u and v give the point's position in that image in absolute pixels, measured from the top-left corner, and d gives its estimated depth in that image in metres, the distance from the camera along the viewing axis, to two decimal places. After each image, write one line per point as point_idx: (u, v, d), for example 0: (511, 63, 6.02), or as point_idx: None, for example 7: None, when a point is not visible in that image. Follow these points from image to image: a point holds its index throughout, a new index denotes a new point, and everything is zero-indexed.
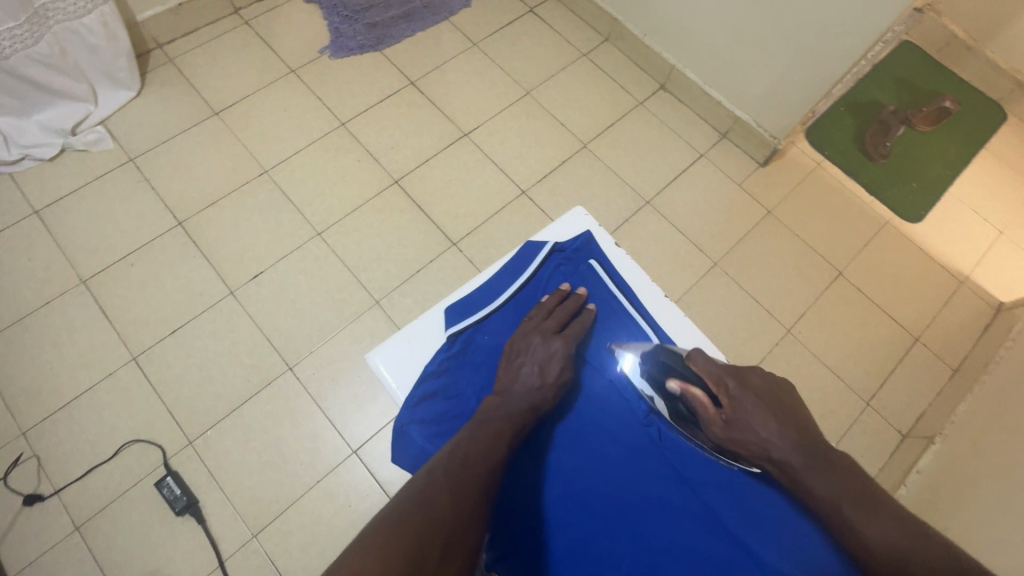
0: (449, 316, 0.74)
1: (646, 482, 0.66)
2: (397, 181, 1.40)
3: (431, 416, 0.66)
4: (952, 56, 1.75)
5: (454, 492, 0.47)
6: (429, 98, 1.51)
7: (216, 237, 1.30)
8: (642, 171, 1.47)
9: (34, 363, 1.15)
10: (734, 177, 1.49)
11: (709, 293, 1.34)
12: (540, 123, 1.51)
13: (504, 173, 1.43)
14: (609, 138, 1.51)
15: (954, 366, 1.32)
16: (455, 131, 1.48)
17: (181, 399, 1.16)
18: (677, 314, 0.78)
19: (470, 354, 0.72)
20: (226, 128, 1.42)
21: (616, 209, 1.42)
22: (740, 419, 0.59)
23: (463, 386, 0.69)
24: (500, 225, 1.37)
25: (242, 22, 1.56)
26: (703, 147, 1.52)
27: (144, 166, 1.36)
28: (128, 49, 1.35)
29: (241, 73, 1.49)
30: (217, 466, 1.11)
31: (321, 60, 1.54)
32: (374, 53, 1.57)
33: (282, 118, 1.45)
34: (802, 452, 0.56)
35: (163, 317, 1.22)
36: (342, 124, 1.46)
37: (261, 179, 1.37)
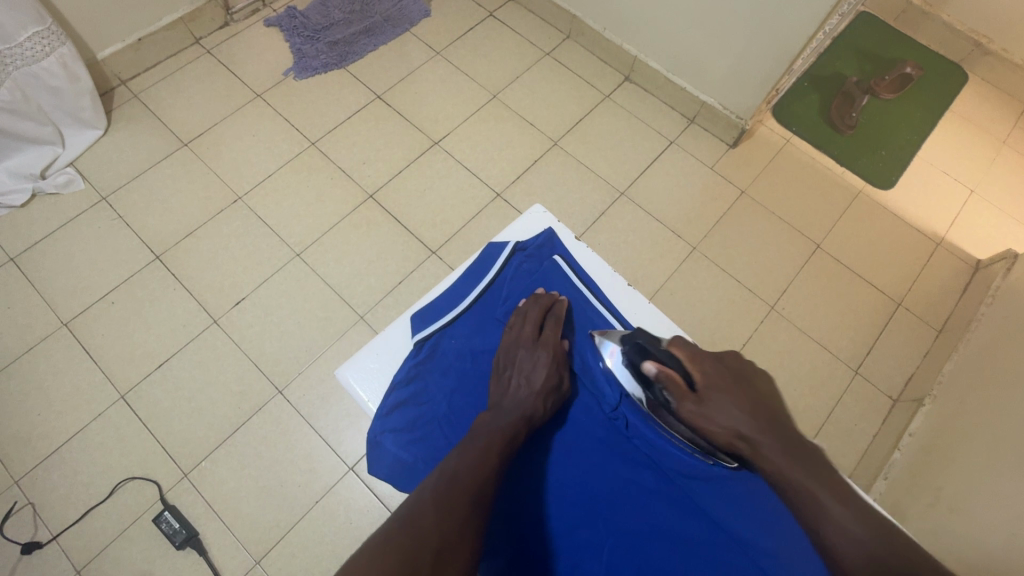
0: (415, 324, 0.75)
1: (624, 471, 0.64)
2: (372, 196, 1.40)
3: (403, 422, 0.67)
4: (910, 22, 1.77)
5: (443, 510, 0.47)
6: (396, 110, 1.52)
7: (195, 267, 1.30)
8: (615, 163, 1.48)
9: (21, 410, 1.15)
10: (706, 161, 1.50)
11: (690, 278, 1.35)
12: (509, 125, 1.52)
13: (478, 177, 1.44)
14: (579, 133, 1.52)
15: (938, 328, 1.33)
16: (426, 140, 1.48)
17: (174, 433, 1.15)
18: (642, 302, 0.80)
19: (438, 359, 0.71)
20: (197, 158, 1.42)
21: (592, 202, 1.43)
22: (713, 400, 0.59)
23: (432, 392, 0.69)
24: (477, 229, 1.38)
25: (204, 51, 1.56)
26: (673, 134, 1.53)
27: (117, 203, 1.36)
28: (91, 88, 1.35)
29: (207, 102, 1.50)
30: (214, 496, 1.11)
31: (286, 81, 1.54)
32: (338, 70, 1.57)
33: (252, 143, 1.45)
34: (773, 431, 0.56)
35: (148, 352, 1.22)
36: (312, 144, 1.46)
37: (235, 205, 1.37)
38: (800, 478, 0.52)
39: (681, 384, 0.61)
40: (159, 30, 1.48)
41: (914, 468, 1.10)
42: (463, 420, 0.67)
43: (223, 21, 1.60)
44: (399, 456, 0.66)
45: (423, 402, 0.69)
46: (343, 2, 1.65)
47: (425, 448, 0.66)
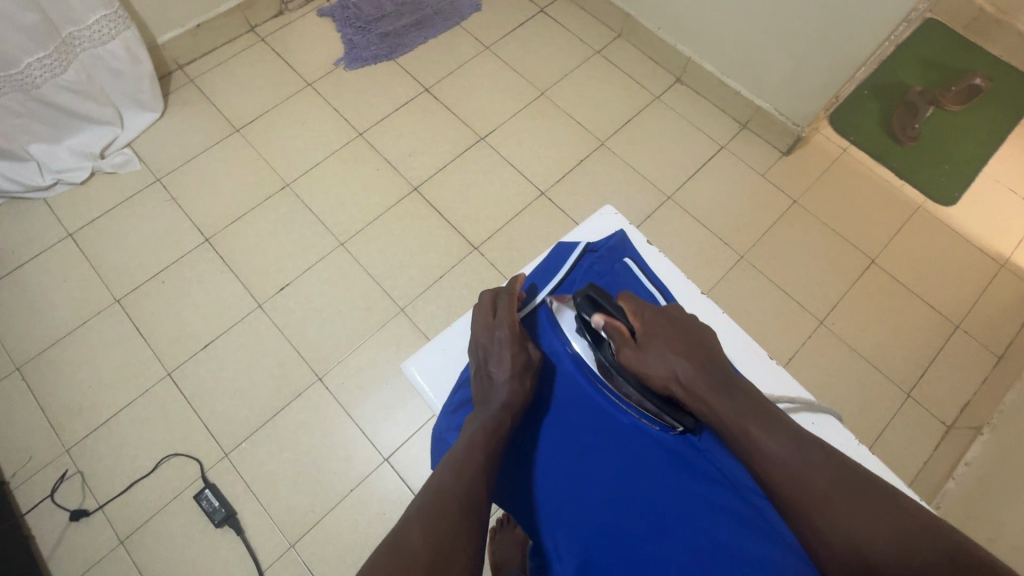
0: None
1: (689, 483, 0.58)
2: (417, 188, 1.40)
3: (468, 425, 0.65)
4: (981, 31, 1.69)
5: (431, 525, 0.46)
6: (443, 104, 1.52)
7: (243, 251, 1.32)
8: (662, 166, 1.45)
9: (74, 381, 1.18)
10: (757, 168, 1.46)
11: (736, 287, 1.31)
12: (556, 122, 1.50)
13: (523, 175, 1.43)
14: (627, 134, 1.49)
15: (999, 353, 1.27)
16: (472, 135, 1.48)
17: (216, 413, 1.17)
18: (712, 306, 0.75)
19: None
20: (247, 144, 1.45)
21: (637, 205, 1.40)
22: (653, 347, 0.60)
23: None
24: (521, 226, 1.37)
25: (258, 39, 1.59)
26: (723, 139, 1.49)
27: (170, 185, 1.39)
28: (150, 72, 1.38)
29: (259, 89, 1.52)
30: (253, 477, 1.13)
31: (336, 71, 1.56)
32: (388, 62, 1.58)
33: (301, 132, 1.47)
34: (708, 377, 0.58)
35: (194, 331, 1.24)
36: (360, 135, 1.47)
37: (283, 192, 1.39)
38: (735, 419, 0.54)
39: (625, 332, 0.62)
40: (217, 17, 1.51)
41: (968, 499, 1.05)
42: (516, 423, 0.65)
43: (278, 10, 1.62)
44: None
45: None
46: None
47: None
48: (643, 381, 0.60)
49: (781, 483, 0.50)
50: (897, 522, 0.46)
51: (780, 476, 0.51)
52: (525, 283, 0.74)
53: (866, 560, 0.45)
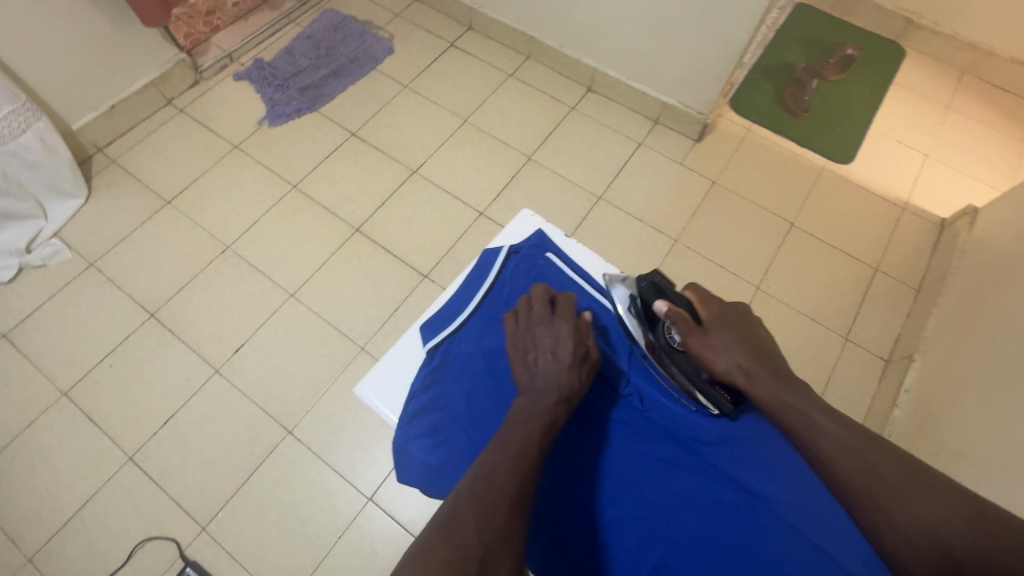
0: (426, 334, 0.83)
1: (660, 450, 0.72)
2: (359, 229, 1.43)
3: (426, 429, 0.74)
4: (845, 9, 1.89)
5: (487, 512, 0.50)
6: (372, 145, 1.56)
7: (191, 320, 1.31)
8: (589, 170, 1.54)
9: (29, 485, 1.13)
10: (675, 158, 1.56)
11: (676, 269, 1.39)
12: (482, 146, 1.57)
13: (460, 200, 1.48)
14: (551, 146, 1.57)
15: (916, 287, 1.39)
16: (404, 170, 1.53)
17: (188, 489, 1.14)
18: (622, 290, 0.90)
19: (451, 365, 0.79)
20: (181, 213, 1.44)
21: (572, 210, 1.47)
22: (714, 337, 0.74)
23: (449, 394, 0.76)
24: (466, 248, 1.41)
25: (178, 111, 1.60)
26: (640, 136, 1.60)
27: (107, 267, 1.37)
28: (69, 158, 1.36)
29: (185, 159, 1.52)
30: (235, 545, 1.10)
31: (261, 130, 1.58)
32: (311, 113, 1.62)
33: (234, 193, 1.48)
34: (764, 367, 0.70)
35: (152, 410, 1.21)
36: (294, 187, 1.49)
37: (225, 255, 1.39)
38: (789, 409, 0.65)
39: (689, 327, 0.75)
40: (132, 95, 1.51)
41: (915, 422, 1.13)
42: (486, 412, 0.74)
43: (193, 80, 1.64)
44: (426, 461, 0.72)
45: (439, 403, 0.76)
46: (308, 49, 1.71)
47: (445, 446, 0.72)
48: (704, 362, 0.73)
49: (848, 469, 0.59)
50: (949, 504, 0.53)
51: (846, 461, 0.59)
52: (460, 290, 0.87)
53: (934, 539, 0.52)
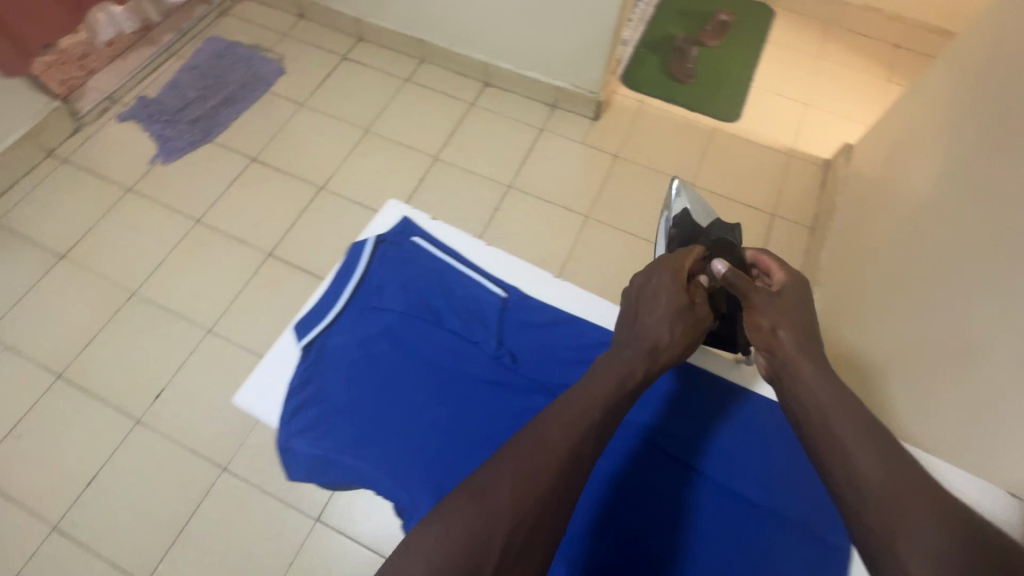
0: (304, 328, 0.78)
1: (718, 481, 0.74)
2: (417, 185, 1.37)
3: (307, 424, 0.70)
4: None
5: (521, 480, 0.46)
6: (454, 103, 1.50)
7: (221, 242, 1.28)
8: (673, 181, 1.39)
9: (13, 373, 1.12)
10: (774, 189, 1.38)
11: None
12: (565, 129, 1.46)
13: (526, 182, 1.38)
14: (638, 146, 1.44)
15: None
16: (478, 135, 1.45)
17: (151, 409, 1.09)
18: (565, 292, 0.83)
19: (327, 358, 0.74)
20: (249, 134, 1.44)
21: (643, 221, 1.33)
22: (774, 301, 0.64)
23: (331, 387, 0.71)
24: (518, 234, 1.31)
25: (280, 34, 1.61)
26: (739, 157, 1.43)
27: (165, 166, 1.38)
28: (194, 82, 1.51)
29: (272, 81, 1.52)
30: (180, 489, 1.03)
31: (352, 66, 1.56)
32: (403, 58, 1.58)
33: (306, 124, 1.46)
34: (805, 341, 0.60)
35: (150, 325, 1.18)
36: (365, 130, 1.45)
37: (278, 183, 1.37)
38: (826, 408, 0.52)
39: (773, 298, 0.65)
40: None
41: None
42: (384, 427, 0.68)
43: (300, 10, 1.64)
44: (309, 454, 0.68)
45: (321, 399, 0.71)
46: None
47: (328, 445, 0.68)
48: (752, 327, 0.64)
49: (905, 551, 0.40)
50: (953, 523, 0.40)
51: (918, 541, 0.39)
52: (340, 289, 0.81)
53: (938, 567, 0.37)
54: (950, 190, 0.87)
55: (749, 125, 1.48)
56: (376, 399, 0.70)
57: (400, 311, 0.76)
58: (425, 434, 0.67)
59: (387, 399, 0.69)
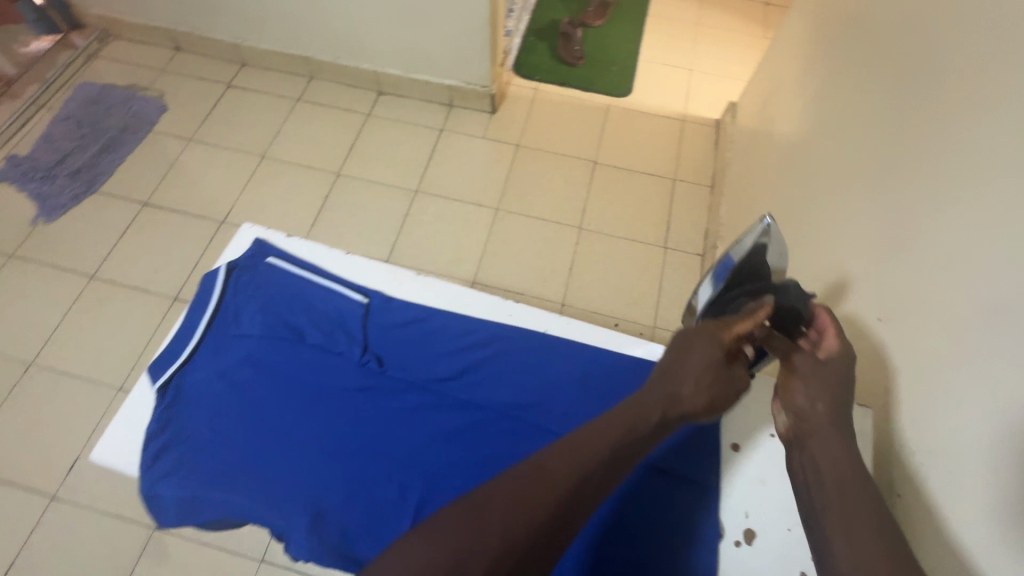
0: (161, 365, 0.63)
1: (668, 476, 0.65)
2: (323, 204, 1.35)
3: (174, 467, 0.58)
4: None
5: (522, 503, 0.44)
6: (350, 117, 1.48)
7: (121, 294, 1.22)
8: (576, 162, 1.42)
9: None
10: (673, 156, 1.43)
11: (658, 280, 1.26)
12: (465, 128, 1.47)
13: (433, 185, 1.38)
14: (539, 133, 1.46)
15: None
16: (379, 145, 1.43)
17: (66, 482, 1.03)
18: (443, 284, 0.70)
19: (191, 397, 0.61)
20: (138, 179, 1.37)
21: (554, 205, 1.35)
22: (816, 374, 0.53)
23: (198, 425, 0.60)
24: (432, 237, 1.31)
25: (158, 71, 1.54)
26: (636, 129, 1.47)
27: (48, 224, 1.30)
28: (69, 133, 1.42)
29: (156, 121, 1.46)
30: (108, 561, 0.97)
31: (240, 94, 1.51)
32: (293, 79, 1.54)
33: (198, 160, 1.40)
34: (838, 424, 0.50)
35: (55, 393, 1.11)
36: (262, 156, 1.41)
37: (176, 224, 1.31)
38: (839, 485, 0.46)
39: (815, 368, 0.53)
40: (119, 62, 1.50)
41: None
42: (267, 462, 0.58)
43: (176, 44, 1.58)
44: (177, 501, 0.57)
45: (186, 438, 0.59)
46: None
47: (200, 486, 0.57)
48: (784, 402, 0.53)
49: None
50: None
51: None
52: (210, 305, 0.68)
53: None
54: (807, 131, 0.92)
55: (641, 98, 1.53)
56: (250, 432, 0.60)
57: (262, 334, 0.65)
58: (309, 459, 0.59)
59: (262, 431, 0.60)
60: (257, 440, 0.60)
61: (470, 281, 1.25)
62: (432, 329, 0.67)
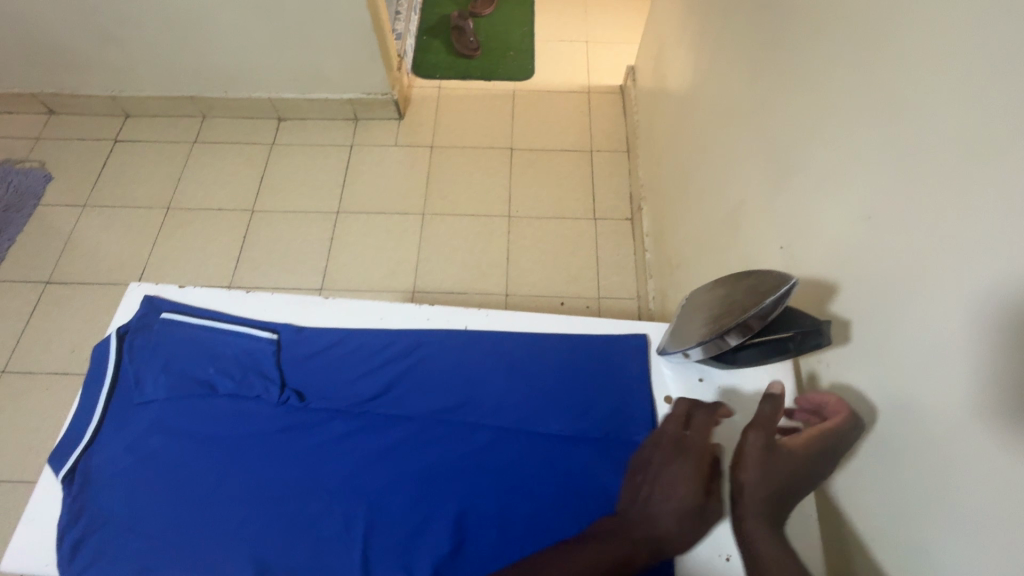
0: (60, 451, 0.56)
1: None
2: (243, 245, 1.29)
3: (95, 556, 0.51)
4: None
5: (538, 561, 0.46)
6: (252, 150, 1.42)
7: (41, 382, 1.14)
8: (492, 152, 1.41)
9: None
10: (585, 129, 1.45)
11: (593, 251, 1.27)
12: (374, 138, 1.44)
13: (353, 202, 1.34)
14: (450, 131, 1.44)
15: None
16: (288, 172, 1.38)
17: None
18: (357, 301, 0.65)
19: (103, 478, 0.55)
20: (33, 258, 1.27)
21: (478, 199, 1.34)
22: (787, 445, 0.48)
23: (116, 507, 0.54)
24: (363, 255, 1.27)
25: (32, 141, 1.43)
26: (545, 108, 1.48)
27: None
28: None
29: (41, 193, 1.35)
30: None
31: (128, 148, 1.42)
32: (184, 121, 1.46)
33: (97, 226, 1.31)
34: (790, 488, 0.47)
35: None
36: (166, 208, 1.34)
37: (86, 296, 1.23)
38: (772, 538, 0.45)
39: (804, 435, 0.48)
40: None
41: None
42: (201, 529, 0.53)
43: (46, 109, 1.46)
44: None
45: (104, 523, 0.53)
46: None
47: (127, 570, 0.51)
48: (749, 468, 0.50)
49: None
50: None
51: None
52: (104, 376, 0.59)
53: None
54: (695, 82, 0.95)
55: (543, 77, 1.54)
56: (173, 503, 0.54)
57: (168, 395, 0.58)
58: (238, 517, 0.53)
59: (185, 499, 0.54)
60: (184, 508, 0.54)
61: (411, 291, 1.23)
62: (352, 350, 0.62)
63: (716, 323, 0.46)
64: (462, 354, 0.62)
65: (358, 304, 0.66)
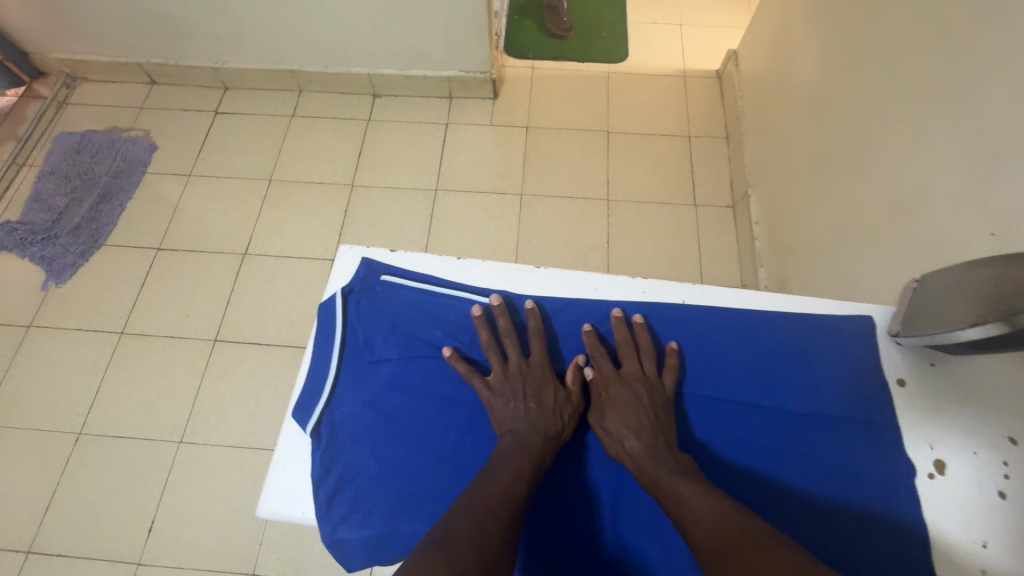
0: (303, 406, 0.58)
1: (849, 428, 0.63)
2: (345, 218, 1.30)
3: (353, 506, 0.54)
4: None
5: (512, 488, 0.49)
6: (348, 125, 1.43)
7: (158, 343, 1.17)
8: (587, 134, 1.40)
9: None
10: (682, 113, 1.42)
11: (694, 237, 1.26)
12: (468, 116, 1.43)
13: (451, 179, 1.35)
14: (545, 110, 1.43)
15: None
16: (385, 148, 1.39)
17: (150, 544, 1.00)
18: (570, 272, 0.66)
19: (348, 432, 0.57)
20: (144, 223, 1.30)
21: (576, 180, 1.34)
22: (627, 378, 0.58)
23: (362, 460, 0.56)
24: (462, 231, 1.28)
25: (136, 110, 1.46)
26: (640, 91, 1.46)
27: (61, 288, 1.23)
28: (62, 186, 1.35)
29: (147, 161, 1.39)
30: None
31: (229, 120, 1.44)
32: (281, 94, 1.48)
33: (201, 194, 1.34)
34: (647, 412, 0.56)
35: (115, 457, 1.07)
36: (268, 179, 1.36)
37: (197, 263, 1.26)
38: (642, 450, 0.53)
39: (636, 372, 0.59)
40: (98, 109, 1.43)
41: None
42: (445, 484, 0.55)
43: (148, 79, 1.49)
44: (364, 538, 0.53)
45: (354, 475, 0.55)
46: None
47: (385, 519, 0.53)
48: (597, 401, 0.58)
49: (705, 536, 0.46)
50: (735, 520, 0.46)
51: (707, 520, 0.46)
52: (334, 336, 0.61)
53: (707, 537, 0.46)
54: (835, 65, 0.93)
55: (638, 59, 1.51)
56: (415, 459, 0.56)
57: (400, 354, 0.60)
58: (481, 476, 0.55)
59: (426, 455, 0.56)
60: (427, 465, 0.56)
61: None
62: (572, 322, 0.63)
63: (996, 305, 0.46)
64: (682, 329, 0.63)
65: (571, 275, 0.66)
